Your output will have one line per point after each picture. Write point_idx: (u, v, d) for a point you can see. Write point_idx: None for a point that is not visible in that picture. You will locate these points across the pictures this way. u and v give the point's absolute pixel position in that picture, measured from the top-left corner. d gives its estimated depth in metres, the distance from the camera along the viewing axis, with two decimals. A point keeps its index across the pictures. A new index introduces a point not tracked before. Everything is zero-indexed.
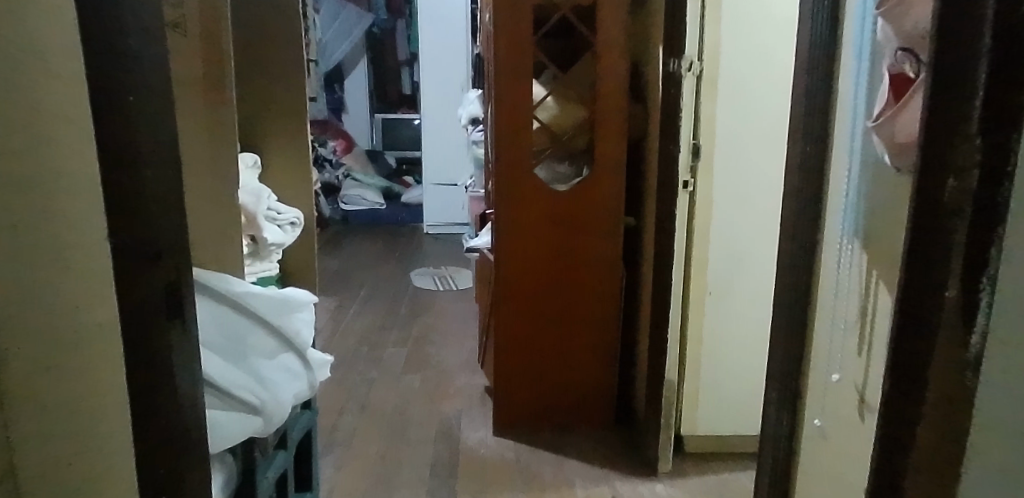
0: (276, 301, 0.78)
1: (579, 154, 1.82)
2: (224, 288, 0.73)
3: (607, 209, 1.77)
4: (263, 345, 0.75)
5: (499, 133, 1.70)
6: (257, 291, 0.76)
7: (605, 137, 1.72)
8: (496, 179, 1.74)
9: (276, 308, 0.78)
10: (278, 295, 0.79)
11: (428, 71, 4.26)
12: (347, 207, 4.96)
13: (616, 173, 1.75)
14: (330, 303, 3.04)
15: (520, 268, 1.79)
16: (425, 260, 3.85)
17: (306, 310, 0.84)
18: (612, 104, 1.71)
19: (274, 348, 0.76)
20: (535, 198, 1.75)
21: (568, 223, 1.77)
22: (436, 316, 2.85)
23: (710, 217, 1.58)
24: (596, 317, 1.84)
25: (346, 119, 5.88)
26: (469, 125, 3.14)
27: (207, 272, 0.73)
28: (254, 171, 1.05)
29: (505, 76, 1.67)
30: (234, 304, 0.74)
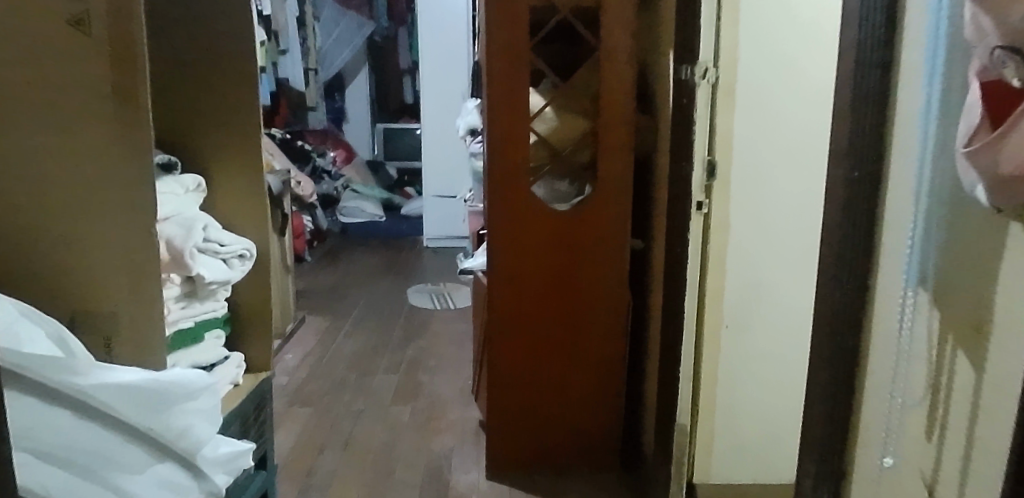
0: (158, 389, 0.65)
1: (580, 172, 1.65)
2: (80, 386, 0.60)
3: (611, 231, 1.61)
4: (125, 452, 0.65)
5: (493, 148, 1.54)
6: (130, 379, 0.63)
7: (609, 152, 1.56)
8: (488, 199, 1.58)
9: (152, 408, 0.65)
10: (164, 379, 0.66)
11: (428, 80, 4.12)
12: (346, 219, 4.82)
13: (621, 192, 1.58)
14: (321, 323, 2.88)
15: (515, 295, 1.63)
16: (424, 276, 3.70)
17: (206, 395, 0.72)
18: (617, 117, 1.54)
19: (140, 455, 0.66)
20: (531, 219, 1.59)
21: (567, 245, 1.61)
22: (431, 339, 2.69)
23: (729, 244, 1.41)
24: (600, 351, 1.67)
25: (346, 128, 5.75)
26: (468, 136, 2.99)
27: (62, 363, 0.58)
28: (195, 195, 0.90)
29: (499, 86, 1.51)
30: (89, 403, 0.61)
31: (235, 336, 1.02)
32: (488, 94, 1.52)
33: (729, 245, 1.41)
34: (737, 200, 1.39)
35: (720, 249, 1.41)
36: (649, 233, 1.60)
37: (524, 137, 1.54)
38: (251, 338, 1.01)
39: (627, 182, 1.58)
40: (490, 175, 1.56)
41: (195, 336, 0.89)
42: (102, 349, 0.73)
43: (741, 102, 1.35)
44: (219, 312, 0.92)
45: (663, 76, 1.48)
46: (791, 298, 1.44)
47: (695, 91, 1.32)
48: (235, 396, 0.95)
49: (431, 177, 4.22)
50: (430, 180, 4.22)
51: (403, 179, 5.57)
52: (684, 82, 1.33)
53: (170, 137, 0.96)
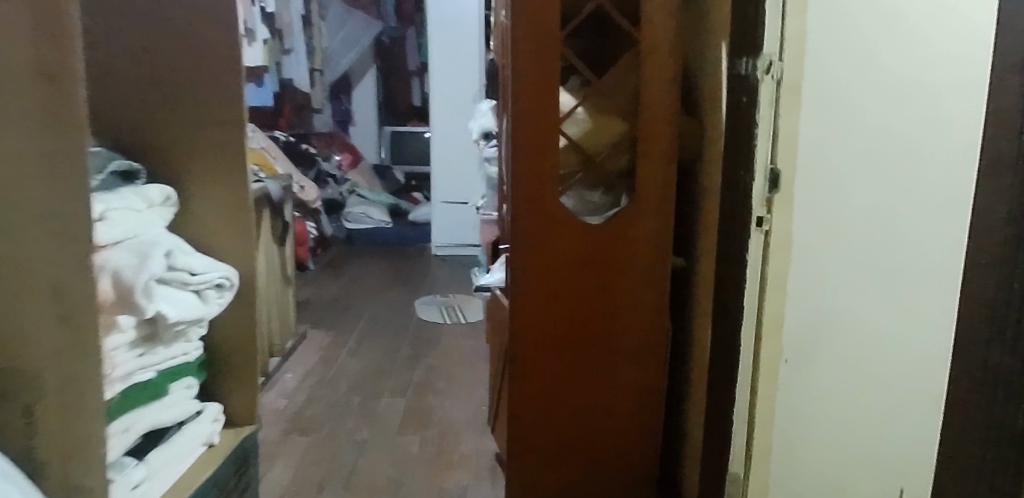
0: None
1: (614, 180, 1.46)
2: None
3: (649, 248, 1.42)
4: None
5: (517, 154, 1.36)
6: None
7: (650, 158, 1.38)
8: (511, 210, 1.39)
9: None
10: None
11: (438, 81, 3.94)
12: (351, 225, 4.64)
13: (662, 204, 1.40)
14: (324, 339, 2.70)
15: (538, 316, 1.45)
16: (432, 286, 3.51)
17: None
18: (660, 120, 1.36)
19: None
20: (560, 234, 1.41)
21: (600, 263, 1.43)
22: (440, 357, 2.50)
23: (791, 266, 1.21)
24: (633, 381, 1.48)
25: (352, 132, 5.59)
26: (481, 139, 2.81)
27: None
28: (163, 210, 0.73)
29: (524, 84, 1.33)
30: None
31: (213, 382, 0.83)
32: (513, 93, 1.33)
33: (791, 269, 1.21)
34: (802, 216, 1.19)
35: (781, 272, 1.21)
36: (694, 251, 1.42)
37: (553, 139, 1.36)
38: (234, 385, 0.83)
39: (670, 194, 1.40)
40: (514, 184, 1.37)
41: (158, 389, 0.71)
42: (23, 422, 0.56)
43: (807, 103, 1.15)
44: (191, 357, 0.75)
45: (713, 73, 1.30)
46: (864, 329, 1.23)
47: (757, 88, 1.16)
48: (212, 459, 0.77)
49: (440, 182, 4.04)
50: (439, 186, 4.04)
51: (411, 184, 5.40)
52: (745, 79, 1.16)
53: (140, 139, 0.79)
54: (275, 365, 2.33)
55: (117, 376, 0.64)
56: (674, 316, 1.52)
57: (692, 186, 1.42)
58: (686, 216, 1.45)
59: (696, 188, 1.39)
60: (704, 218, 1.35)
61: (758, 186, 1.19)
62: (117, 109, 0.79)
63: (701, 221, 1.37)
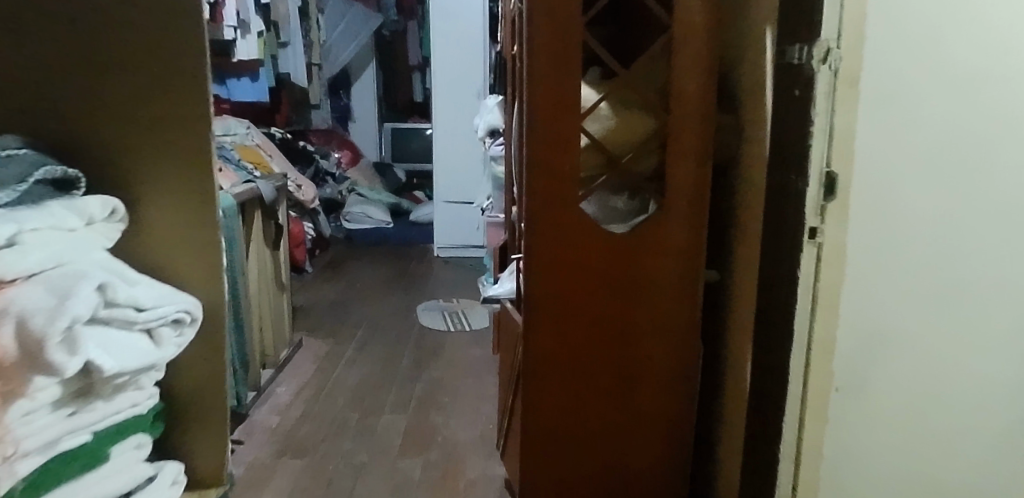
0: None
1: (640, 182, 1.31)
2: None
3: (679, 258, 1.27)
4: None
5: (533, 154, 1.21)
6: None
7: (682, 159, 1.23)
8: (525, 218, 1.24)
9: None
10: None
11: (441, 76, 3.79)
12: (350, 225, 4.50)
13: (694, 210, 1.25)
14: (320, 347, 2.55)
15: (555, 330, 1.30)
16: (435, 290, 3.37)
17: None
18: (694, 116, 1.21)
19: None
20: (580, 245, 1.26)
21: (625, 276, 1.28)
22: (444, 368, 2.36)
23: (846, 291, 1.03)
24: (658, 405, 1.34)
25: (352, 128, 5.43)
26: (486, 137, 2.66)
27: None
28: (107, 228, 0.60)
29: (541, 76, 1.18)
30: None
31: (177, 436, 0.69)
32: (529, 85, 1.19)
33: (846, 294, 1.04)
34: (861, 231, 1.01)
35: (836, 295, 1.04)
36: (730, 263, 1.27)
37: (573, 136, 1.21)
38: (202, 438, 0.69)
39: (703, 199, 1.25)
40: (529, 189, 1.23)
41: (98, 454, 0.57)
42: None
43: (869, 97, 0.97)
44: (141, 409, 0.61)
45: (756, 65, 1.15)
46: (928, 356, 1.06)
47: (814, 79, 1.00)
48: None
49: (443, 181, 3.90)
50: (442, 185, 3.90)
51: (412, 182, 5.26)
52: (799, 68, 1.02)
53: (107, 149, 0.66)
54: (267, 377, 2.19)
55: (30, 449, 0.50)
56: (706, 335, 1.38)
57: (729, 190, 1.27)
58: (721, 223, 1.30)
59: (734, 192, 1.25)
60: (746, 228, 1.20)
61: (813, 191, 1.02)
62: (65, 105, 0.65)
63: (741, 230, 1.22)
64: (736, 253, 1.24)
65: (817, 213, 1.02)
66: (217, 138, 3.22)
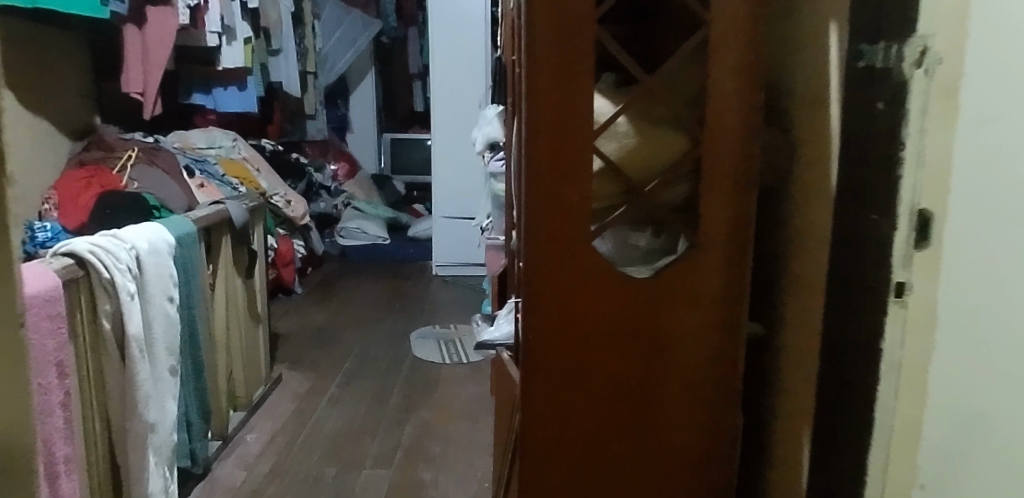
0: None
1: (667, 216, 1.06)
2: None
3: (714, 310, 1.03)
4: None
5: (534, 182, 0.97)
6: None
7: (724, 186, 0.99)
8: (524, 262, 1.00)
9: None
10: None
11: (440, 84, 3.57)
12: (345, 241, 4.26)
13: (733, 251, 1.01)
14: (301, 383, 2.31)
15: (562, 396, 1.05)
16: (432, 314, 3.12)
17: None
18: (735, 136, 0.98)
19: None
20: (592, 295, 1.02)
21: (645, 334, 1.04)
22: (435, 410, 2.11)
23: (985, 395, 0.67)
24: (686, 486, 1.10)
25: (350, 139, 5.21)
26: (486, 151, 2.42)
27: None
28: None
29: (545, 87, 0.94)
30: None
31: None
32: (529, 97, 0.95)
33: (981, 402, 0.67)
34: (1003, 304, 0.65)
35: (946, 394, 0.71)
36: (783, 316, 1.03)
37: (585, 159, 0.96)
38: None
39: (745, 237, 1.01)
40: (529, 226, 0.98)
41: None
42: None
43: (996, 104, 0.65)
44: None
45: (821, 71, 0.91)
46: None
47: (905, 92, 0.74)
48: None
49: (442, 196, 3.67)
50: (441, 200, 3.67)
51: (412, 195, 5.02)
52: (886, 75, 0.77)
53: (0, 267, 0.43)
54: (236, 421, 1.95)
55: None
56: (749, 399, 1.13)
57: (781, 225, 1.03)
58: (769, 266, 1.06)
59: (787, 230, 1.01)
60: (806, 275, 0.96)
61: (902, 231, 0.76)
62: None
63: (797, 277, 0.98)
64: (791, 306, 1.00)
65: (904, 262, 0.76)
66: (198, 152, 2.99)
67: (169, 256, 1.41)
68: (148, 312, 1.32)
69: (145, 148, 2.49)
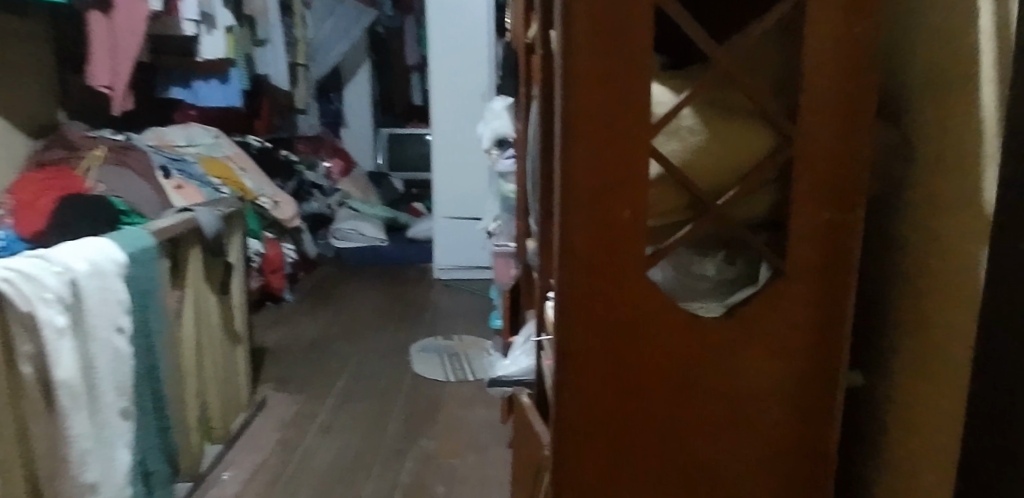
0: None
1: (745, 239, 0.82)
2: None
3: (802, 358, 0.80)
4: None
5: (574, 201, 0.72)
6: None
7: (827, 199, 0.75)
8: (557, 305, 0.76)
9: None
10: None
11: (440, 76, 3.33)
12: (340, 243, 4.02)
13: (831, 285, 0.78)
14: (289, 406, 2.07)
15: (605, 473, 0.81)
16: (434, 323, 2.88)
17: None
18: (841, 134, 0.74)
19: None
20: (645, 348, 0.78)
21: (712, 390, 0.80)
22: (439, 438, 1.87)
23: None
24: None
25: (345, 134, 4.96)
26: (492, 148, 2.18)
27: None
28: None
29: (588, 73, 0.70)
30: None
31: None
32: (567, 87, 0.70)
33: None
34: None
35: None
36: (904, 362, 0.80)
37: (640, 167, 0.72)
38: None
39: (846, 266, 0.77)
40: (565, 260, 0.74)
41: None
42: None
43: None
44: None
45: None
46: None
47: None
48: None
49: (443, 195, 3.43)
50: (443, 199, 3.43)
51: (411, 193, 4.78)
52: None
53: None
54: (212, 456, 1.71)
55: None
56: (843, 453, 0.91)
57: (901, 244, 0.80)
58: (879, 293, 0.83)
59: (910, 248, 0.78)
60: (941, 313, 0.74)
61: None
62: None
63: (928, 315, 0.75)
64: (921, 350, 0.77)
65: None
66: (177, 150, 2.75)
67: (119, 278, 1.17)
68: (88, 350, 1.09)
69: (113, 147, 2.25)
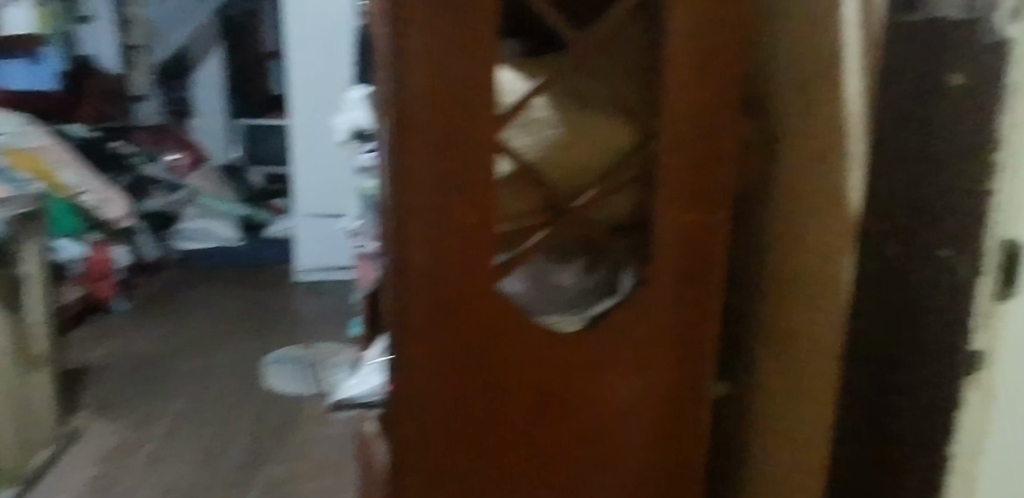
0: None
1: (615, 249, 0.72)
2: None
3: (666, 371, 0.73)
4: None
5: (409, 205, 0.61)
6: None
7: (693, 197, 0.69)
8: (392, 330, 0.64)
9: None
10: None
11: (297, 62, 3.09)
12: (187, 244, 3.68)
13: (695, 293, 0.71)
14: (112, 435, 1.81)
15: None
16: (291, 330, 2.68)
17: None
18: (708, 127, 0.67)
19: None
20: (496, 374, 0.68)
21: (572, 411, 0.72)
22: (291, 462, 1.71)
23: None
24: None
25: (197, 122, 4.44)
26: (352, 141, 2.02)
27: None
28: None
29: (424, 54, 0.58)
30: None
31: None
32: (398, 70, 0.58)
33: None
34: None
35: None
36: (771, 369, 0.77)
37: (486, 165, 0.61)
38: None
39: (713, 273, 0.71)
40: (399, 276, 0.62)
41: None
42: None
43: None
44: None
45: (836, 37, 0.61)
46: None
47: None
48: None
49: (303, 191, 3.21)
50: (302, 195, 3.21)
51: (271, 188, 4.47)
52: None
53: None
54: None
55: None
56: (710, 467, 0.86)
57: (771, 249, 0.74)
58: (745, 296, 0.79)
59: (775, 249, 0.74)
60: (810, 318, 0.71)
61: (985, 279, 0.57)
62: None
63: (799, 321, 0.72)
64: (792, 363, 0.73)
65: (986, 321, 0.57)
66: None
67: None
68: None
69: None
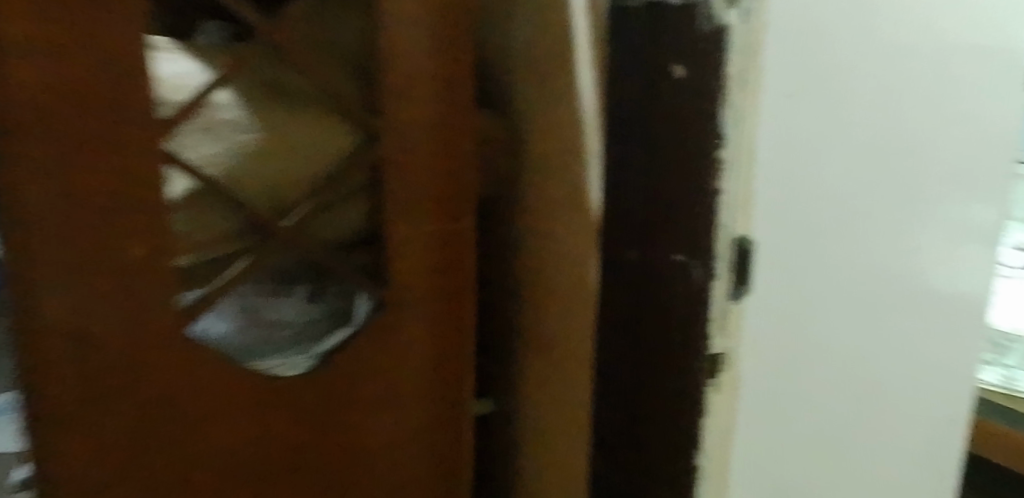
0: None
1: (354, 258, 0.60)
2: None
3: (412, 403, 0.63)
4: None
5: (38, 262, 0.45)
6: None
7: (429, 203, 0.60)
8: (25, 408, 0.47)
9: None
10: None
11: None
12: None
13: (439, 310, 0.62)
14: None
15: None
16: None
17: None
18: (438, 123, 0.58)
19: None
20: (197, 440, 0.54)
21: (299, 466, 0.59)
22: None
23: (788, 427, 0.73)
24: None
25: None
26: None
27: None
28: None
29: (29, 52, 0.42)
30: None
31: None
32: None
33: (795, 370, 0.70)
34: (794, 283, 0.70)
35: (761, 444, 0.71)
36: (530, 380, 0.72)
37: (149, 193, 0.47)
38: None
39: (457, 286, 0.63)
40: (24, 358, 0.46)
41: None
42: None
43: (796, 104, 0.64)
44: None
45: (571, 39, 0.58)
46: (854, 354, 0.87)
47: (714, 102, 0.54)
48: None
49: None
50: None
51: None
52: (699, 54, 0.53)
53: None
54: None
55: None
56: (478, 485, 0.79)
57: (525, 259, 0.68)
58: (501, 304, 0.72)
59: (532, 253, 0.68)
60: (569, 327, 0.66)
61: (719, 279, 0.59)
62: None
63: (551, 329, 0.68)
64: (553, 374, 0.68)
65: (723, 318, 0.60)
66: None
67: None
68: None
69: None
